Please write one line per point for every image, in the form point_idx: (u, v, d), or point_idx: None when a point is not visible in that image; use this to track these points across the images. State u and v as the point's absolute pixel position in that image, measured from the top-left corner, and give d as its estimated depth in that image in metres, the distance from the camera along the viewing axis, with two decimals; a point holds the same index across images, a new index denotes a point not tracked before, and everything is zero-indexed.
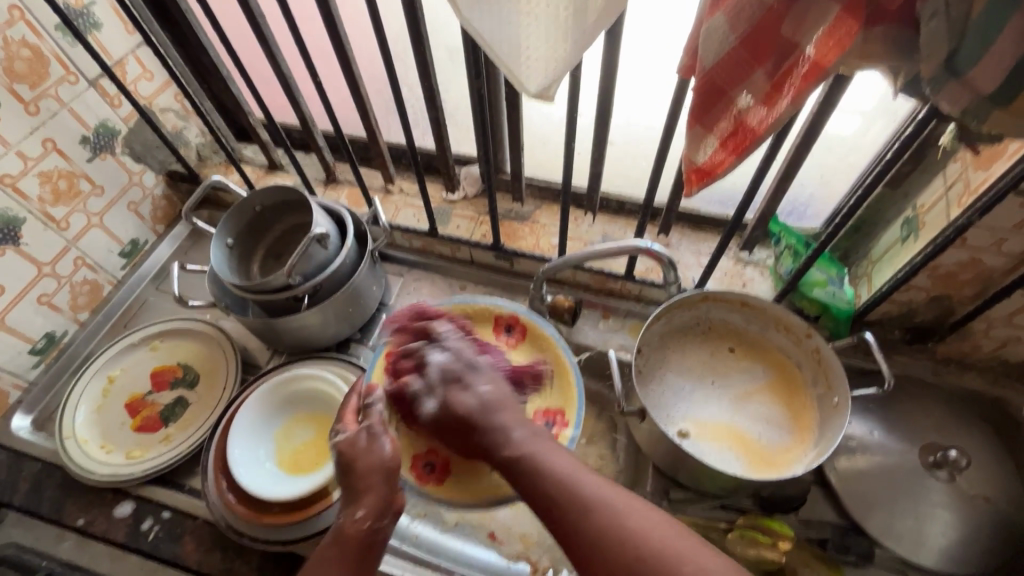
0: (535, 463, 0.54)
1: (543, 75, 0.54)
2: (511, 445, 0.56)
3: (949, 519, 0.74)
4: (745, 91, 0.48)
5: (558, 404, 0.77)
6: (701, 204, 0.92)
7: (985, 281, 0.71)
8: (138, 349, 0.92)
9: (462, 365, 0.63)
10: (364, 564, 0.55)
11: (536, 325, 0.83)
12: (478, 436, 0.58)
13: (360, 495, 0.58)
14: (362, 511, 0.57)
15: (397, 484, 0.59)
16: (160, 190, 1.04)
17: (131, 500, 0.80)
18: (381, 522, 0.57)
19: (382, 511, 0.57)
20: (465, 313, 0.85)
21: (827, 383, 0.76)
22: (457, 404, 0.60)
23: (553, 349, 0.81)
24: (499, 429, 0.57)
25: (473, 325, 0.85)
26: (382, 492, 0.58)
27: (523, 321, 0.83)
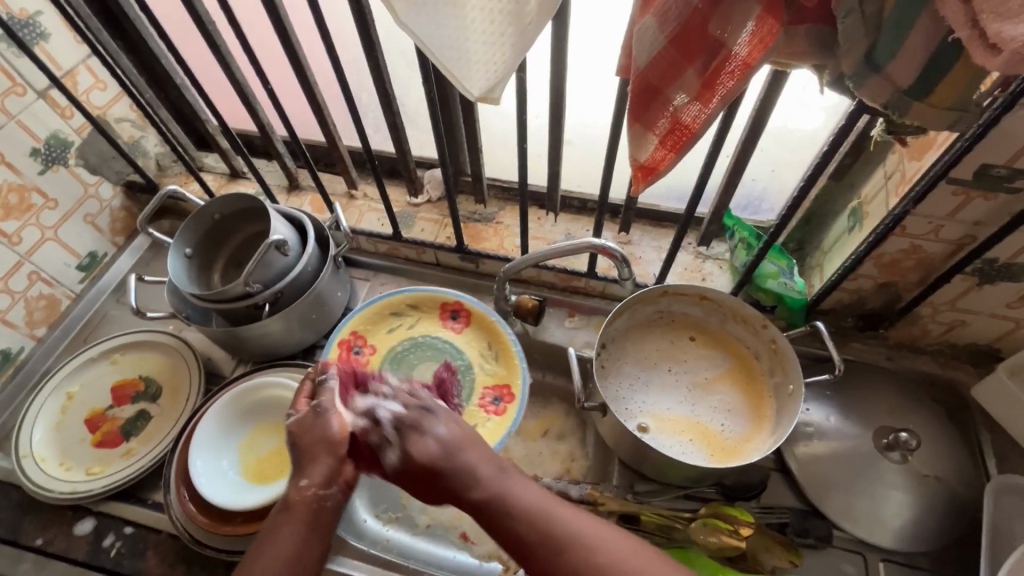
0: (502, 503, 0.53)
1: (485, 77, 0.54)
2: (482, 485, 0.54)
3: (903, 499, 0.76)
4: (680, 89, 0.49)
5: (503, 379, 0.86)
6: (660, 200, 0.94)
7: (927, 267, 0.73)
8: (97, 364, 0.90)
9: (417, 411, 0.60)
10: (320, 531, 0.56)
11: (480, 312, 0.91)
12: (444, 482, 0.55)
13: (308, 466, 0.59)
14: (307, 479, 0.58)
15: (343, 453, 0.60)
16: (118, 201, 1.02)
17: (92, 517, 0.79)
18: (329, 490, 0.58)
19: (329, 480, 0.58)
20: (411, 301, 0.92)
21: (784, 371, 0.79)
22: (415, 450, 0.57)
23: (497, 331, 0.89)
24: (461, 478, 0.55)
25: (420, 311, 0.92)
26: (330, 461, 0.59)
27: (467, 306, 0.91)
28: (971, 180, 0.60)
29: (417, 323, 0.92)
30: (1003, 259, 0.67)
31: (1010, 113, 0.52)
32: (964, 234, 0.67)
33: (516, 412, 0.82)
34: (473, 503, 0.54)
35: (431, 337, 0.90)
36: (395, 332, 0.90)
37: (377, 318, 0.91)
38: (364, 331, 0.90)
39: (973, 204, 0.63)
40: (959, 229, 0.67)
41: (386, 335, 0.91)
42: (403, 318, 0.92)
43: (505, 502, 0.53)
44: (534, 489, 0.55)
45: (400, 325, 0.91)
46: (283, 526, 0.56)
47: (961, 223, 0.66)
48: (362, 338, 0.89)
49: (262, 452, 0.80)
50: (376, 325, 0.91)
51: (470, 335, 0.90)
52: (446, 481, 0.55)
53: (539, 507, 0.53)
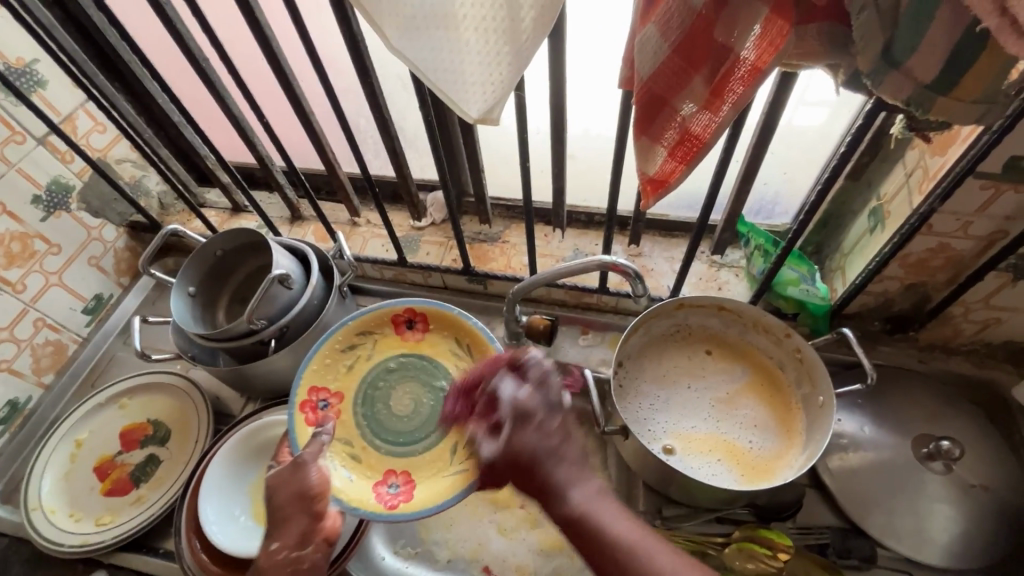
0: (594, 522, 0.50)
1: (484, 98, 0.52)
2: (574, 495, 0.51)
3: (950, 511, 0.72)
4: (688, 99, 0.47)
5: None
6: (669, 209, 0.92)
7: (957, 266, 0.70)
8: (105, 409, 0.88)
9: (540, 407, 0.55)
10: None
11: (440, 312, 0.83)
12: (538, 477, 0.52)
13: (280, 527, 0.58)
14: (278, 541, 0.58)
15: (318, 507, 0.61)
16: (122, 242, 1.02)
17: (103, 569, 0.77)
18: (301, 551, 0.58)
19: (302, 540, 0.58)
20: (361, 327, 0.83)
21: (811, 382, 0.75)
22: (521, 438, 0.53)
23: (462, 324, 0.82)
24: (564, 481, 0.52)
25: (375, 336, 0.84)
26: (304, 524, 0.59)
27: (420, 310, 0.83)
28: (1000, 173, 0.57)
29: (377, 348, 0.84)
30: None
31: None
32: (994, 229, 0.64)
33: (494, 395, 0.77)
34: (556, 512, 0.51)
35: (397, 357, 0.83)
36: (354, 369, 0.82)
37: (330, 363, 0.81)
38: (321, 381, 0.80)
39: (1004, 198, 0.60)
40: (989, 224, 0.63)
41: (348, 371, 0.82)
42: (359, 348, 0.83)
43: (596, 524, 0.50)
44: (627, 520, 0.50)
45: (358, 359, 0.83)
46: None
47: (991, 217, 0.62)
48: (324, 389, 0.79)
49: None
50: (333, 368, 0.81)
51: (434, 337, 0.84)
52: (544, 483, 0.52)
53: (631, 538, 0.49)
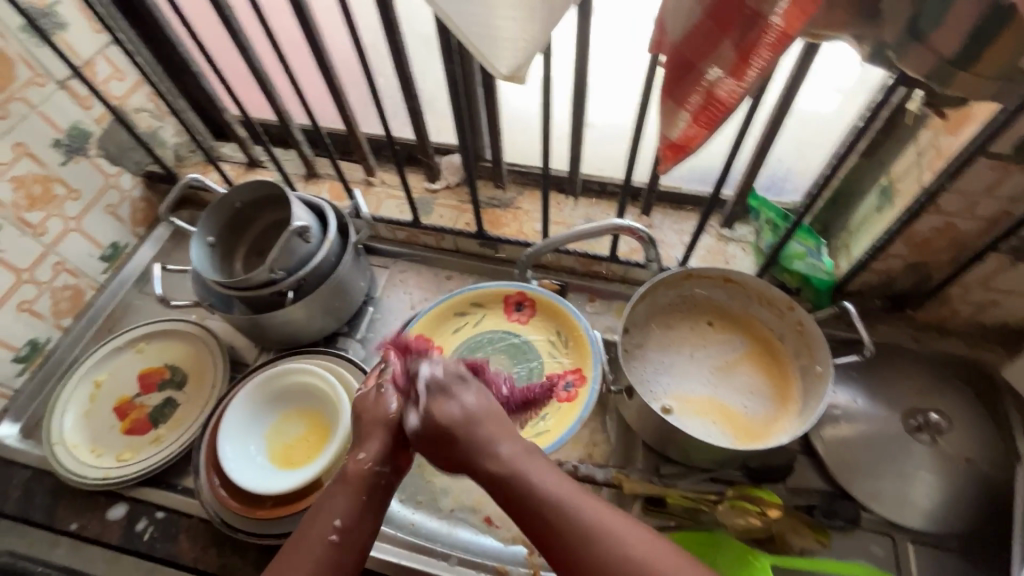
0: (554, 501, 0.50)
1: (514, 54, 0.53)
2: (498, 456, 0.54)
3: (933, 481, 0.76)
4: (715, 64, 0.48)
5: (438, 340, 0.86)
6: (682, 182, 0.93)
7: (959, 245, 0.72)
8: (123, 353, 0.91)
9: (450, 376, 0.60)
10: (372, 506, 0.56)
11: (547, 300, 0.88)
12: (462, 445, 0.55)
13: (365, 440, 0.59)
14: (365, 453, 0.58)
15: (404, 435, 0.60)
16: (138, 192, 1.03)
17: (124, 502, 0.80)
18: (384, 468, 0.58)
19: (386, 457, 0.58)
20: (475, 300, 0.90)
21: (810, 354, 0.78)
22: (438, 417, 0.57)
23: (564, 319, 0.87)
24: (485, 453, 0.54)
25: (485, 309, 0.90)
26: (387, 440, 0.59)
27: (531, 296, 0.89)
28: (1010, 154, 0.59)
29: (484, 319, 0.90)
30: None
31: None
32: (1000, 211, 0.65)
33: (587, 398, 0.80)
34: (490, 476, 0.53)
35: (498, 333, 0.89)
36: (461, 333, 0.88)
37: (441, 320, 0.89)
38: (429, 332, 0.88)
39: (1011, 179, 0.61)
40: (994, 205, 0.65)
41: (450, 334, 0.89)
42: (466, 316, 0.90)
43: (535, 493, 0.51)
44: (557, 475, 0.52)
45: (466, 324, 0.89)
46: (338, 495, 0.56)
47: (998, 199, 0.64)
48: (429, 341, 0.85)
49: (288, 437, 0.81)
50: (440, 327, 0.89)
51: (538, 325, 0.88)
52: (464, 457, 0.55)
53: (564, 494, 0.51)
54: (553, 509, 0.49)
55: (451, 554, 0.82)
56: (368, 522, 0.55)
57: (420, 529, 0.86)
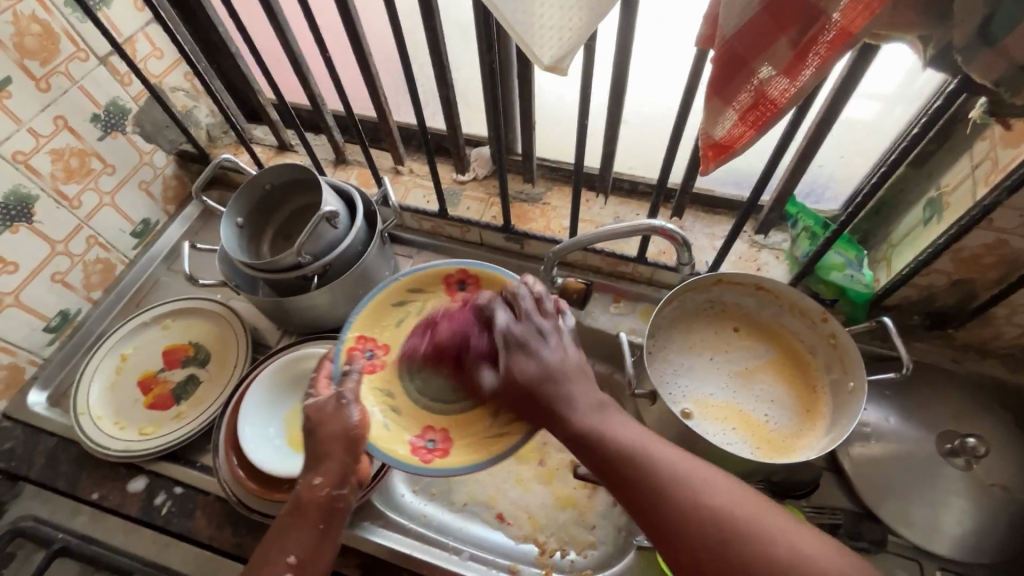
0: (602, 436, 0.52)
1: (557, 44, 0.51)
2: (580, 416, 0.54)
3: (967, 507, 0.72)
4: (768, 62, 0.46)
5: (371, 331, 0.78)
6: (716, 185, 0.91)
7: (1010, 265, 0.68)
8: (150, 328, 0.92)
9: (531, 332, 0.60)
10: (330, 531, 0.61)
11: (491, 275, 0.81)
12: (544, 401, 0.56)
13: (321, 465, 0.62)
14: (320, 478, 0.62)
15: (359, 453, 0.64)
16: (170, 170, 1.04)
17: (143, 475, 0.81)
18: (340, 490, 0.62)
19: (340, 480, 0.62)
20: (414, 283, 0.82)
21: (842, 368, 0.75)
22: (517, 370, 0.58)
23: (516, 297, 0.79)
24: (564, 407, 0.55)
25: (425, 294, 0.82)
26: (345, 461, 0.63)
27: (474, 272, 0.81)
28: None
29: (426, 306, 0.81)
30: None
31: None
32: None
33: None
34: (566, 429, 0.55)
35: None
36: (405, 324, 0.80)
37: (383, 312, 0.80)
38: (371, 330, 0.78)
39: None
40: None
41: (395, 328, 0.80)
42: (410, 304, 0.81)
43: (603, 438, 0.53)
44: (628, 428, 0.54)
45: (409, 312, 0.80)
46: (295, 525, 0.60)
47: None
48: (371, 338, 0.77)
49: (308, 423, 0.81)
50: (381, 320, 0.80)
51: None
52: (549, 406, 0.56)
53: (639, 447, 0.51)
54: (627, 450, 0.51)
55: (463, 549, 0.79)
56: (326, 542, 0.61)
57: (431, 521, 0.85)
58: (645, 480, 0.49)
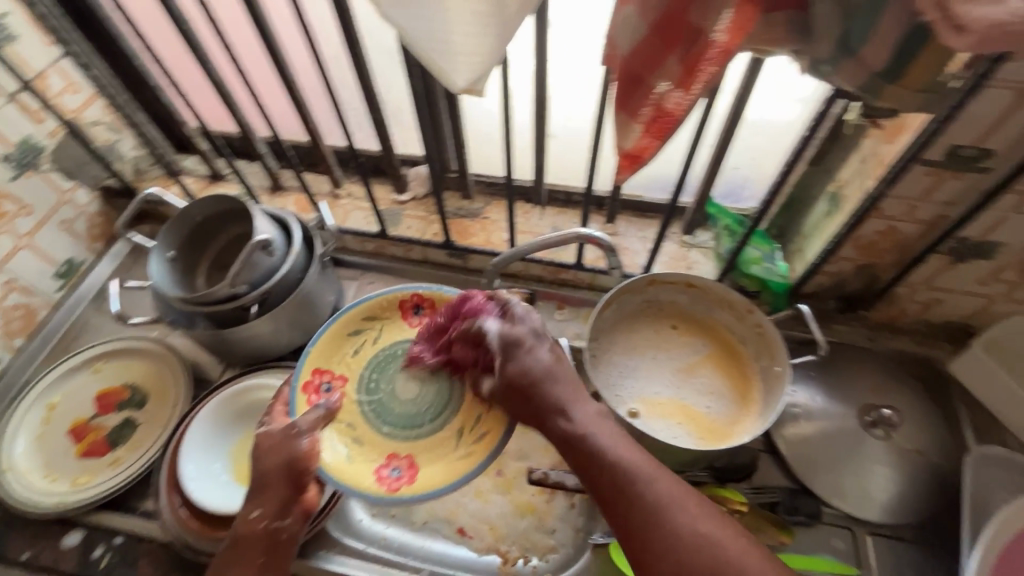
0: (598, 449, 0.55)
1: (470, 68, 0.54)
2: (574, 424, 0.58)
3: (889, 474, 0.78)
4: (663, 77, 0.50)
5: (325, 364, 0.76)
6: (643, 191, 0.94)
7: (903, 248, 0.75)
8: (80, 373, 0.88)
9: (526, 331, 0.63)
10: (275, 558, 0.62)
11: (444, 296, 0.81)
12: (538, 399, 0.60)
13: (260, 497, 0.63)
14: (259, 511, 0.63)
15: (301, 483, 0.64)
16: (94, 207, 1.00)
17: (79, 529, 0.77)
18: (282, 522, 0.63)
19: (281, 512, 0.63)
20: (367, 312, 0.80)
21: (770, 354, 0.80)
22: (514, 368, 0.61)
23: None
24: (561, 410, 0.59)
25: (382, 321, 0.81)
26: (283, 496, 0.63)
27: (427, 295, 0.81)
28: (944, 161, 0.62)
29: (385, 331, 0.80)
30: (975, 237, 0.70)
31: (978, 95, 0.55)
32: (937, 214, 0.69)
33: None
34: (563, 438, 0.57)
35: (405, 340, 0.79)
36: (362, 352, 0.78)
37: (336, 343, 0.78)
38: (325, 364, 0.76)
39: (945, 184, 0.65)
40: (932, 209, 0.68)
41: (351, 357, 0.78)
42: (363, 335, 0.79)
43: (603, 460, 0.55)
44: (620, 438, 0.57)
45: (364, 342, 0.79)
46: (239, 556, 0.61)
47: (934, 203, 0.67)
48: (328, 371, 0.75)
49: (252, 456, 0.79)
50: (336, 352, 0.78)
51: None
52: (542, 401, 0.59)
53: (635, 466, 0.54)
54: (624, 472, 0.53)
55: (423, 566, 0.81)
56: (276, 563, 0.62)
57: (391, 543, 0.84)
58: (637, 508, 0.52)
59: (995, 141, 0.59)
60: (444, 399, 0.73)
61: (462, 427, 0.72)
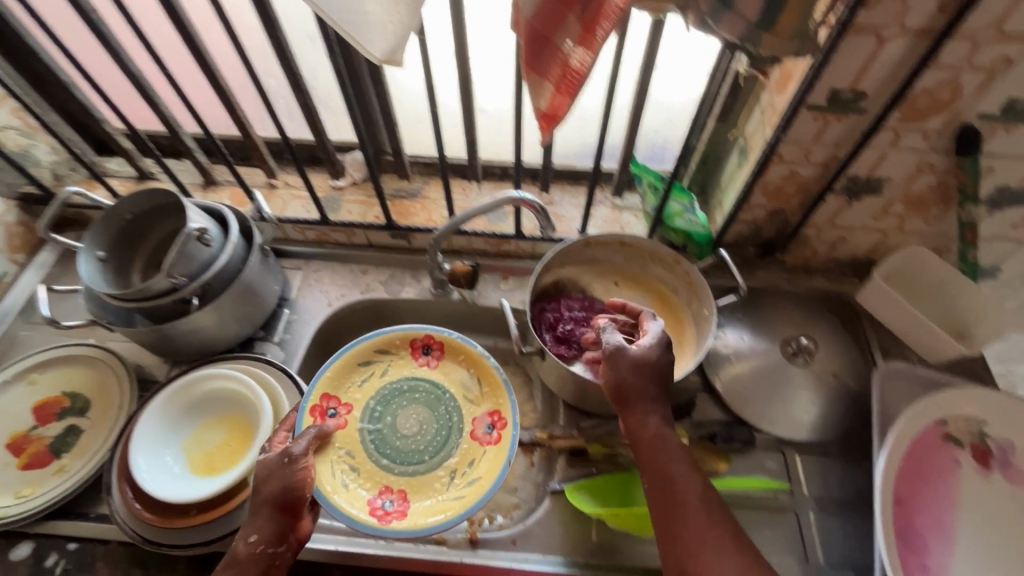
0: (671, 470, 0.62)
1: (386, 39, 0.56)
2: (660, 436, 0.64)
3: (811, 397, 0.86)
4: (566, 37, 0.54)
5: (335, 391, 0.83)
6: (576, 159, 0.99)
7: (805, 191, 0.83)
8: (13, 386, 0.85)
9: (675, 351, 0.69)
10: None
11: (452, 341, 0.88)
12: (647, 396, 0.65)
13: (257, 522, 0.63)
14: (256, 534, 0.62)
15: (296, 511, 0.65)
16: (12, 215, 0.96)
17: (29, 540, 0.75)
18: (277, 548, 0.63)
19: (279, 538, 0.63)
20: (379, 347, 0.87)
21: (698, 300, 0.87)
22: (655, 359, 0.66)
23: (472, 355, 0.87)
24: (655, 422, 0.65)
25: (392, 356, 0.88)
26: (278, 519, 0.63)
27: (439, 339, 0.88)
28: (826, 105, 0.69)
29: (392, 367, 0.88)
30: (863, 175, 0.78)
31: (845, 41, 0.62)
32: (829, 155, 0.76)
33: (511, 438, 0.80)
34: (646, 441, 0.64)
35: (412, 378, 0.87)
36: (370, 383, 0.86)
37: (345, 373, 0.84)
38: (335, 391, 0.83)
39: (831, 127, 0.72)
40: (824, 151, 0.76)
41: (359, 386, 0.85)
42: (372, 368, 0.87)
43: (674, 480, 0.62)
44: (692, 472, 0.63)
45: (372, 375, 0.86)
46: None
47: (825, 145, 0.75)
48: (336, 398, 0.82)
49: (208, 446, 0.79)
50: (343, 381, 0.84)
51: (447, 367, 0.88)
52: (646, 399, 0.65)
53: (695, 500, 0.61)
54: (685, 500, 0.61)
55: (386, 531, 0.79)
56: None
57: None
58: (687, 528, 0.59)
59: (866, 83, 0.66)
60: (441, 440, 0.83)
61: (454, 469, 0.81)
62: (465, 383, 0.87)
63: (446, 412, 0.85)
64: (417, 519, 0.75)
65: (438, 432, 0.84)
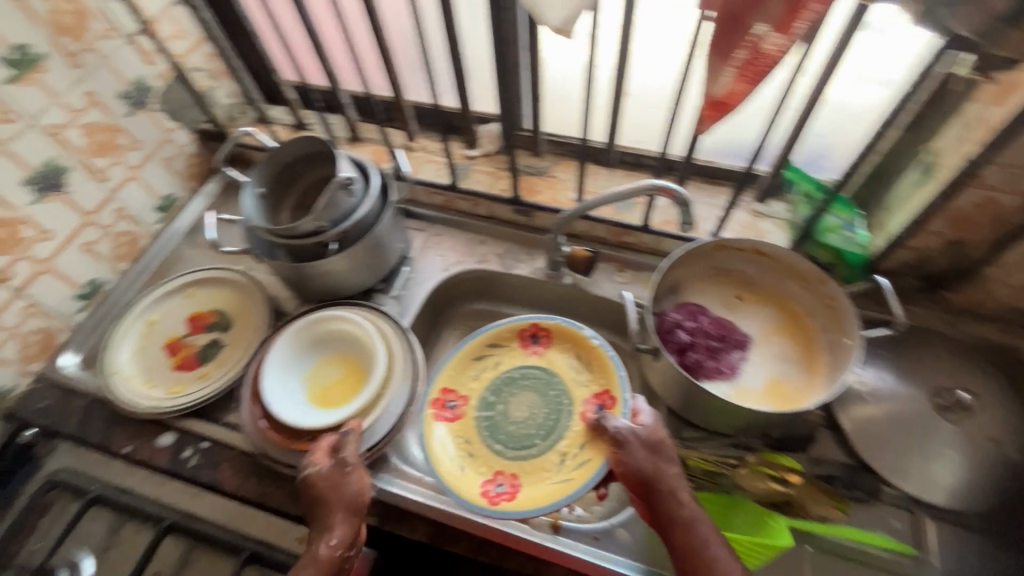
0: (699, 555, 0.60)
1: (564, 6, 0.55)
2: (685, 521, 0.62)
3: (961, 461, 0.75)
4: (762, 18, 0.49)
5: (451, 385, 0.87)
6: (719, 157, 0.92)
7: (1001, 224, 0.71)
8: (174, 296, 0.97)
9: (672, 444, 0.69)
10: None
11: (559, 325, 0.89)
12: (664, 482, 0.65)
13: (332, 525, 0.67)
14: (335, 538, 0.66)
15: (359, 516, 0.69)
16: (192, 147, 1.08)
17: (172, 431, 0.85)
18: (349, 553, 0.67)
19: (351, 543, 0.67)
20: (491, 340, 0.89)
21: (837, 326, 0.79)
22: (653, 448, 0.67)
23: (580, 339, 0.87)
24: (680, 508, 0.63)
25: (503, 347, 0.90)
26: (352, 520, 0.68)
27: (545, 325, 0.89)
28: None
29: (505, 356, 0.89)
30: None
31: None
32: None
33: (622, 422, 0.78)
34: (670, 528, 0.62)
35: (522, 366, 0.88)
36: (483, 375, 0.88)
37: (461, 367, 0.88)
38: (453, 384, 0.87)
39: None
40: None
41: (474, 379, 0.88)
42: (485, 359, 0.89)
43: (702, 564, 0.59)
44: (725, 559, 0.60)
45: (487, 364, 0.88)
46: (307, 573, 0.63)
47: None
48: (454, 391, 0.86)
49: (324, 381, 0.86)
50: (462, 373, 0.88)
51: (556, 351, 0.88)
52: (666, 483, 0.65)
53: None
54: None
55: None
56: None
57: None
58: None
59: None
60: (552, 425, 0.82)
61: (565, 452, 0.79)
62: (572, 367, 0.86)
63: (554, 399, 0.85)
64: (530, 504, 0.75)
65: (547, 416, 0.84)
